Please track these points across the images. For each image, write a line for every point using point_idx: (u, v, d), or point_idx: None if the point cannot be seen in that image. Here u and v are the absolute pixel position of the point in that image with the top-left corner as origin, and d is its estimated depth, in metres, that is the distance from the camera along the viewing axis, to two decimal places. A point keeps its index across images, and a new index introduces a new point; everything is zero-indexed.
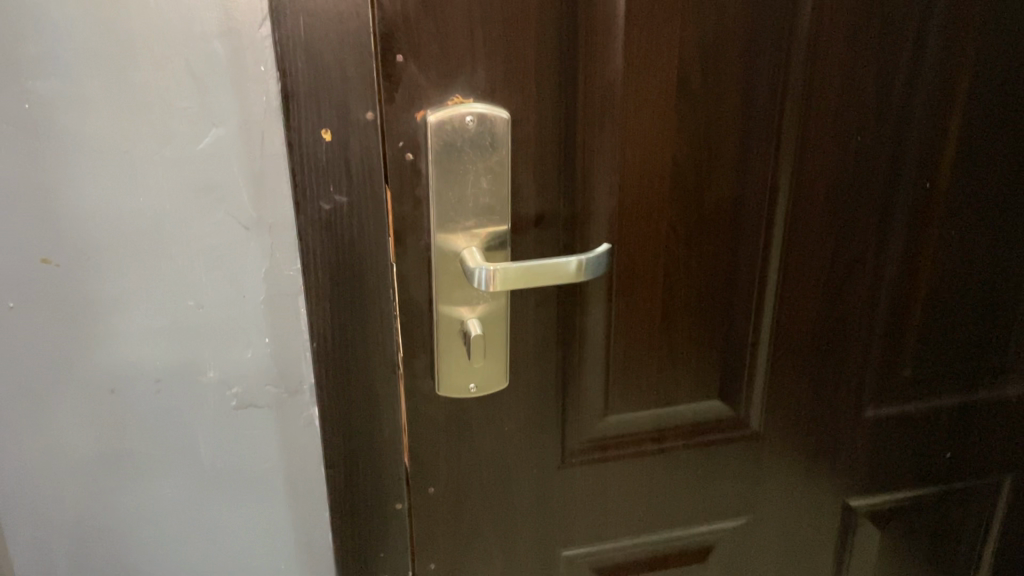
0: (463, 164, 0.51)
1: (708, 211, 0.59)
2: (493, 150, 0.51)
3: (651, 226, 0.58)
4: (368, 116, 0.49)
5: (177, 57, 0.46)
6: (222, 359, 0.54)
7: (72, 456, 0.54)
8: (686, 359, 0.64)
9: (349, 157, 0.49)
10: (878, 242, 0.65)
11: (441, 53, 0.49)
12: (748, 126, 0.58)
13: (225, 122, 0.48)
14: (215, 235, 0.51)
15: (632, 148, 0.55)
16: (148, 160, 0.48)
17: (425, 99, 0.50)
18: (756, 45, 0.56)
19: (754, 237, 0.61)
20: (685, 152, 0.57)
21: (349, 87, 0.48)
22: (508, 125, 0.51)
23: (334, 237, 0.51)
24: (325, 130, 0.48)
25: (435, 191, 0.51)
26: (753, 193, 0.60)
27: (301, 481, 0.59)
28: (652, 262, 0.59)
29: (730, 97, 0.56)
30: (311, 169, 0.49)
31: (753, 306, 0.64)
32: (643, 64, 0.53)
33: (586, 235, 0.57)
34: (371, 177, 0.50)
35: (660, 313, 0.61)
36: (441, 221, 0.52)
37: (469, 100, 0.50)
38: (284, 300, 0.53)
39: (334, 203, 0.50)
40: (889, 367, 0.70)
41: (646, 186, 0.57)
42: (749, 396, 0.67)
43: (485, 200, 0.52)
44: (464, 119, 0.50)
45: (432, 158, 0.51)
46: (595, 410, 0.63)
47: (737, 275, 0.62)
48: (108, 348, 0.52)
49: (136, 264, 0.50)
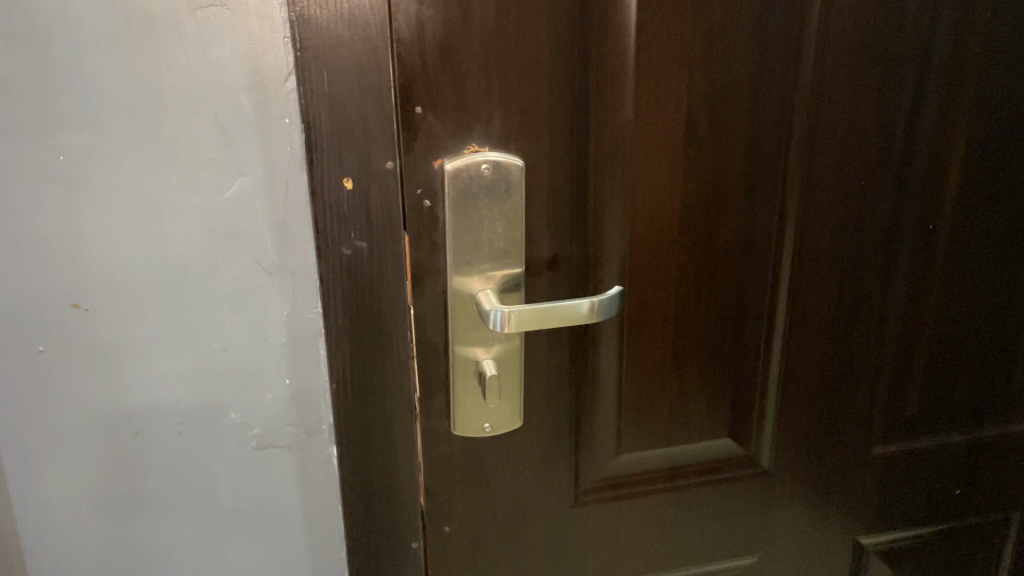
0: (478, 210, 0.53)
1: (716, 254, 0.61)
2: (508, 196, 0.53)
3: (661, 267, 0.60)
4: (388, 165, 0.51)
5: (206, 111, 0.48)
6: (244, 400, 0.55)
7: (94, 496, 0.55)
8: (696, 398, 0.65)
9: (370, 204, 0.51)
10: (883, 282, 0.66)
11: (458, 104, 0.51)
12: (754, 171, 0.60)
13: (250, 171, 0.50)
14: (239, 280, 0.52)
15: (641, 193, 0.57)
16: (176, 208, 0.50)
17: (442, 148, 0.52)
18: (761, 93, 0.58)
19: (762, 278, 0.63)
20: (694, 197, 0.59)
21: (370, 137, 0.50)
22: (522, 172, 0.53)
23: (354, 282, 0.52)
24: (346, 178, 0.50)
25: (451, 236, 0.53)
26: (760, 236, 0.62)
27: (318, 520, 0.59)
28: (662, 303, 0.61)
29: (737, 143, 0.58)
30: (333, 216, 0.51)
31: (762, 346, 0.65)
32: (651, 113, 0.55)
33: (598, 278, 0.58)
34: (390, 222, 0.52)
35: (672, 353, 0.63)
36: (458, 265, 0.54)
37: (485, 149, 0.52)
38: (305, 343, 0.55)
39: (355, 248, 0.52)
40: (897, 406, 0.71)
41: (655, 229, 0.59)
42: (760, 435, 0.68)
43: (500, 244, 0.54)
44: (480, 167, 0.52)
45: (449, 204, 0.52)
46: (607, 448, 0.64)
47: (747, 315, 0.64)
48: (132, 391, 0.53)
49: (163, 309, 0.52)
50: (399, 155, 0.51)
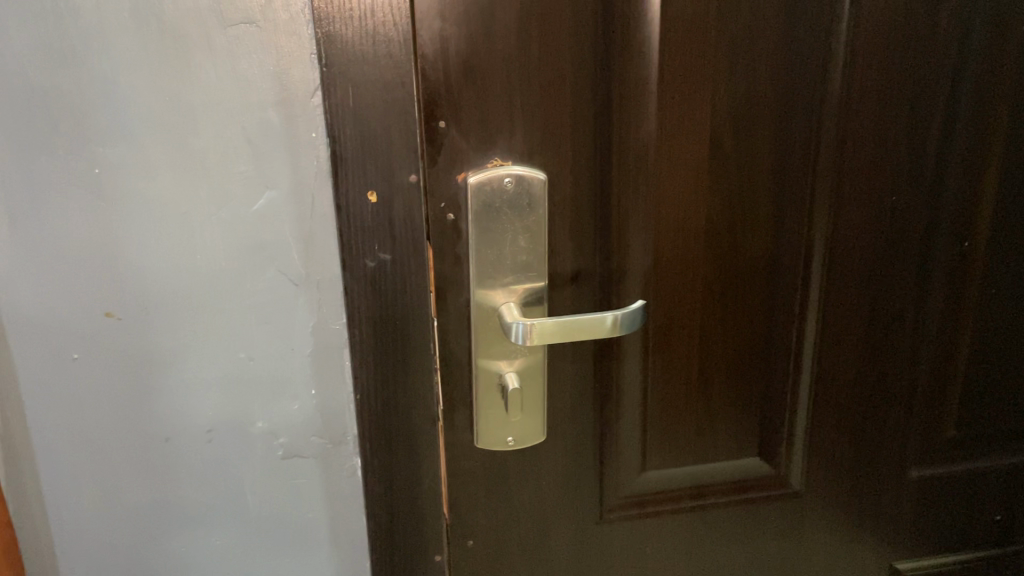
0: (501, 224, 0.54)
1: (742, 270, 0.60)
2: (531, 210, 0.54)
3: (687, 284, 0.60)
4: (411, 178, 0.51)
5: (236, 126, 0.50)
6: (271, 409, 0.56)
7: (123, 501, 0.57)
8: (724, 415, 0.64)
9: (393, 218, 0.52)
10: (916, 303, 0.65)
11: (481, 119, 0.52)
12: (781, 187, 0.59)
13: (278, 184, 0.51)
14: (266, 291, 0.53)
15: (665, 208, 0.57)
16: (207, 220, 0.51)
17: (466, 162, 0.53)
18: (789, 109, 0.57)
19: (790, 296, 0.62)
20: (719, 213, 0.59)
21: (394, 152, 0.50)
22: (544, 186, 0.54)
23: (378, 293, 0.53)
24: (371, 192, 0.51)
25: (473, 250, 0.54)
26: (788, 252, 0.61)
27: (343, 529, 0.60)
28: (688, 319, 0.61)
29: (763, 160, 0.58)
30: (357, 229, 0.51)
31: (791, 363, 0.64)
32: (676, 128, 0.56)
33: (622, 292, 0.58)
34: (414, 235, 0.53)
35: (697, 369, 0.62)
36: (481, 279, 0.55)
37: (508, 163, 0.53)
38: (331, 354, 0.55)
39: (378, 260, 0.52)
40: (933, 427, 0.69)
41: (680, 243, 0.58)
42: (790, 455, 0.67)
43: (522, 257, 0.55)
44: (503, 181, 0.53)
45: (472, 218, 0.53)
46: (633, 464, 0.63)
47: (775, 333, 0.63)
48: (162, 398, 0.55)
49: (193, 318, 0.53)
50: (422, 169, 0.52)
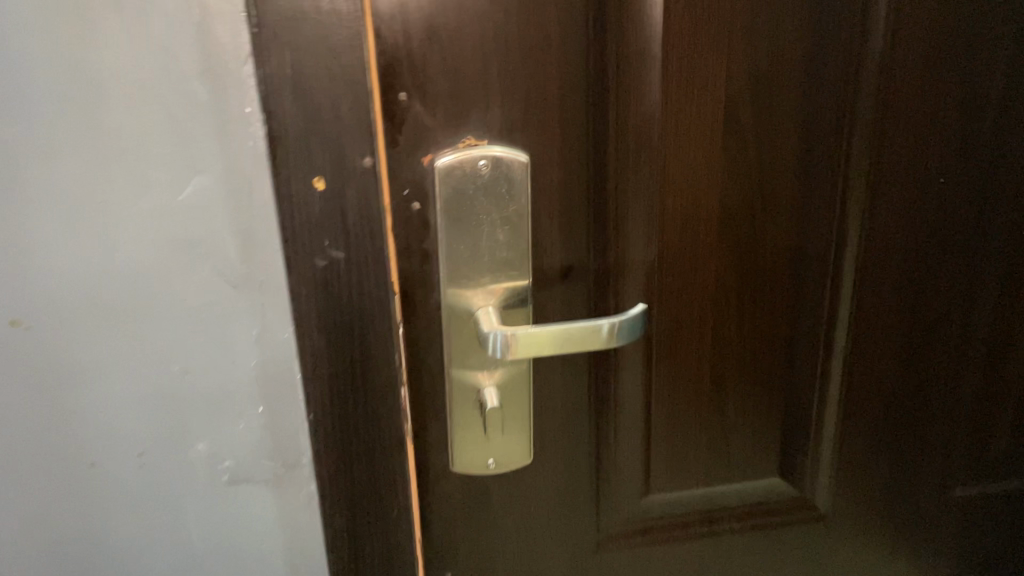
0: (476, 214, 0.45)
1: (762, 264, 0.52)
2: (511, 197, 0.46)
3: (697, 281, 0.51)
4: (365, 161, 0.43)
5: (154, 98, 0.41)
6: (213, 430, 0.48)
7: (47, 531, 0.50)
8: (740, 430, 0.56)
9: (346, 209, 0.43)
10: (964, 302, 0.56)
11: (450, 89, 0.43)
12: (809, 168, 0.50)
13: (208, 169, 0.43)
14: (200, 294, 0.45)
15: (670, 191, 0.49)
16: (125, 212, 0.43)
17: (433, 141, 0.44)
18: (820, 76, 0.48)
19: (819, 295, 0.54)
20: (735, 198, 0.50)
21: (344, 129, 0.42)
22: (526, 168, 0.46)
23: (332, 297, 0.45)
24: (317, 177, 0.42)
25: (442, 244, 0.46)
26: (816, 244, 0.52)
27: (302, 563, 0.52)
28: (697, 321, 0.52)
29: (789, 137, 0.49)
30: (303, 222, 0.43)
31: (818, 370, 0.56)
32: (683, 99, 0.47)
33: (621, 292, 0.50)
34: (371, 229, 0.44)
35: (709, 378, 0.54)
36: (453, 277, 0.47)
37: (484, 142, 0.45)
38: (278, 364, 0.47)
39: (329, 259, 0.44)
40: (979, 440, 0.61)
41: (688, 235, 0.50)
42: (816, 474, 0.59)
43: (502, 253, 0.47)
44: (477, 163, 0.45)
45: (441, 207, 0.45)
46: (634, 485, 0.55)
47: (800, 337, 0.55)
48: (85, 419, 0.47)
49: (115, 326, 0.45)
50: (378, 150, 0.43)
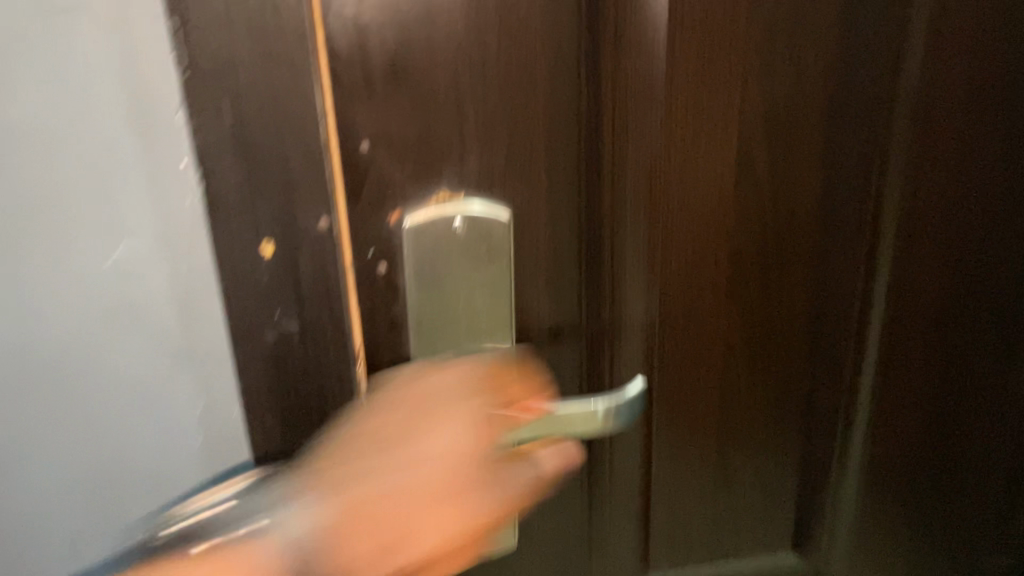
0: (450, 280, 0.39)
1: (774, 323, 0.47)
2: (490, 261, 0.39)
3: (702, 338, 0.46)
4: (322, 224, 0.37)
5: (69, 144, 0.35)
6: (151, 503, 0.44)
7: None
8: (748, 501, 0.51)
9: (299, 277, 0.37)
10: (1000, 363, 0.51)
11: (420, 138, 0.37)
12: (830, 217, 0.45)
13: (138, 229, 0.37)
14: (140, 365, 0.40)
15: (674, 243, 0.43)
16: (44, 268, 0.38)
17: (400, 194, 0.38)
18: (846, 116, 0.43)
19: (837, 350, 0.48)
20: (747, 252, 0.45)
21: (294, 188, 0.36)
22: (509, 226, 0.40)
23: (284, 371, 0.39)
24: (265, 242, 0.37)
25: (413, 309, 0.40)
26: (836, 300, 0.47)
27: None
28: (703, 385, 0.47)
29: (808, 185, 0.44)
30: (251, 292, 0.38)
31: (836, 435, 0.51)
32: (689, 141, 0.42)
33: (619, 361, 0.44)
34: (330, 298, 0.38)
35: (715, 444, 0.49)
36: (425, 348, 0.41)
37: (460, 197, 0.39)
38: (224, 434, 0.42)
39: (281, 332, 0.38)
40: (1011, 506, 0.56)
41: (693, 292, 0.45)
42: (833, 548, 0.53)
43: (480, 321, 0.41)
44: (451, 222, 0.38)
45: (410, 271, 0.39)
46: (631, 568, 0.50)
47: (816, 400, 0.50)
48: (13, 494, 0.42)
49: (38, 391, 0.40)
50: (337, 209, 0.37)
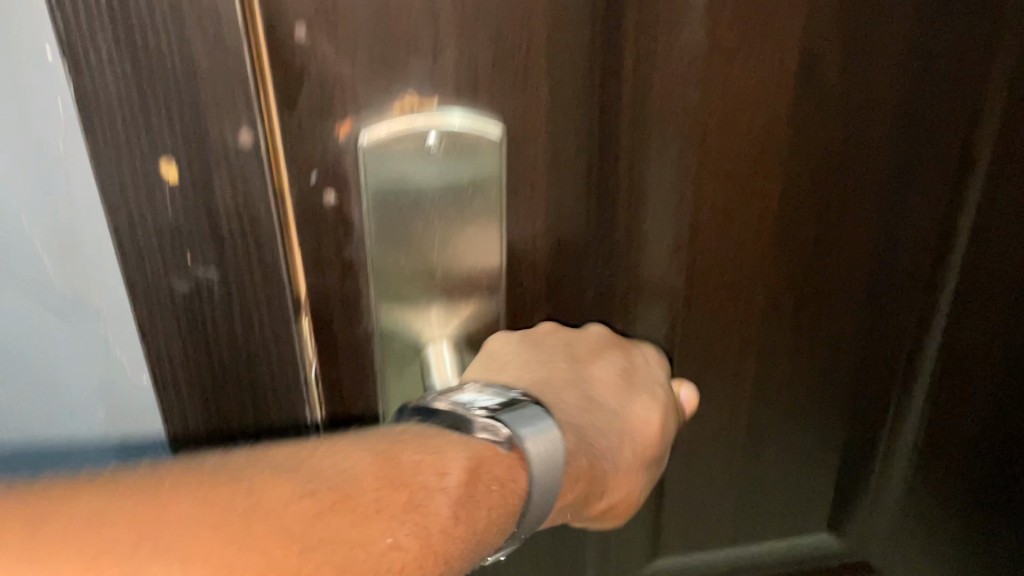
0: (420, 215, 0.30)
1: (836, 282, 0.37)
2: (474, 190, 0.30)
3: (737, 301, 0.36)
4: (244, 137, 0.26)
5: None
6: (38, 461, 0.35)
7: None
8: (785, 485, 0.42)
9: (216, 210, 0.27)
10: None
11: (377, 22, 0.27)
12: (928, 153, 0.35)
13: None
14: (14, 311, 0.31)
15: (711, 180, 0.33)
16: None
17: (351, 100, 0.28)
18: (971, 20, 0.33)
19: (899, 323, 0.39)
20: (805, 194, 0.35)
21: (200, 88, 0.25)
22: (501, 143, 0.30)
23: (204, 333, 0.30)
24: (165, 161, 0.26)
25: (373, 255, 0.30)
26: (921, 261, 0.38)
27: None
28: (736, 354, 0.38)
29: (896, 109, 0.34)
30: (151, 230, 0.28)
31: (901, 417, 0.43)
32: (741, 45, 0.31)
33: (633, 309, 0.35)
34: (258, 240, 0.28)
35: (746, 424, 0.40)
36: (387, 304, 0.32)
37: (434, 104, 0.29)
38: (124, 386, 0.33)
39: (196, 280, 0.29)
40: None
41: (733, 242, 0.35)
42: (885, 536, 0.46)
43: (460, 268, 0.31)
44: (424, 139, 0.29)
45: (366, 206, 0.29)
46: (641, 546, 0.42)
47: (881, 374, 0.41)
48: None
49: None
50: (276, 124, 0.28)
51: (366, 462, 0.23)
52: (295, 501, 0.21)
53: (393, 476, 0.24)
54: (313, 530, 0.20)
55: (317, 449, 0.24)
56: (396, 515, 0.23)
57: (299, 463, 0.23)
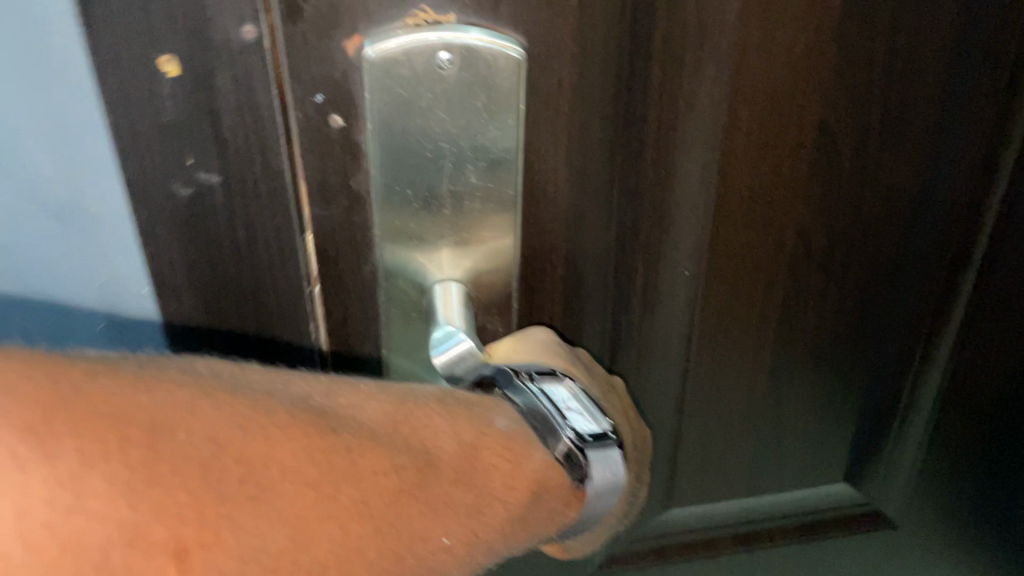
0: (430, 144, 0.27)
1: (869, 221, 0.35)
2: (490, 119, 0.27)
3: (767, 237, 0.34)
4: (247, 30, 0.24)
5: None
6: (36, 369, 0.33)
7: None
8: (804, 433, 0.41)
9: (219, 108, 0.25)
10: None
11: None
12: (973, 83, 0.33)
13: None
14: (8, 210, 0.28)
15: (746, 110, 0.31)
16: None
17: (361, 12, 0.25)
18: None
19: (928, 265, 0.38)
20: (843, 126, 0.32)
21: None
22: (522, 66, 0.27)
23: (207, 243, 0.28)
24: (164, 55, 0.24)
25: (381, 186, 0.28)
26: (956, 200, 0.36)
27: None
28: (762, 298, 0.36)
29: (944, 33, 0.31)
30: (149, 129, 0.25)
31: (925, 364, 0.41)
32: None
33: (657, 249, 0.33)
34: (263, 145, 0.26)
35: (768, 371, 0.38)
36: (394, 240, 0.29)
37: (451, 20, 0.26)
38: (128, 297, 0.30)
39: (197, 188, 0.27)
40: None
41: (764, 178, 0.33)
42: (901, 484, 0.45)
43: (473, 206, 0.29)
44: (436, 57, 0.26)
45: (373, 131, 0.27)
46: (654, 495, 0.41)
47: (907, 318, 0.39)
48: None
49: None
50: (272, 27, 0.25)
51: (447, 451, 0.24)
52: (380, 476, 0.21)
53: (464, 476, 0.23)
54: (390, 509, 0.21)
55: (405, 422, 0.24)
56: (460, 516, 0.23)
57: (393, 433, 0.23)
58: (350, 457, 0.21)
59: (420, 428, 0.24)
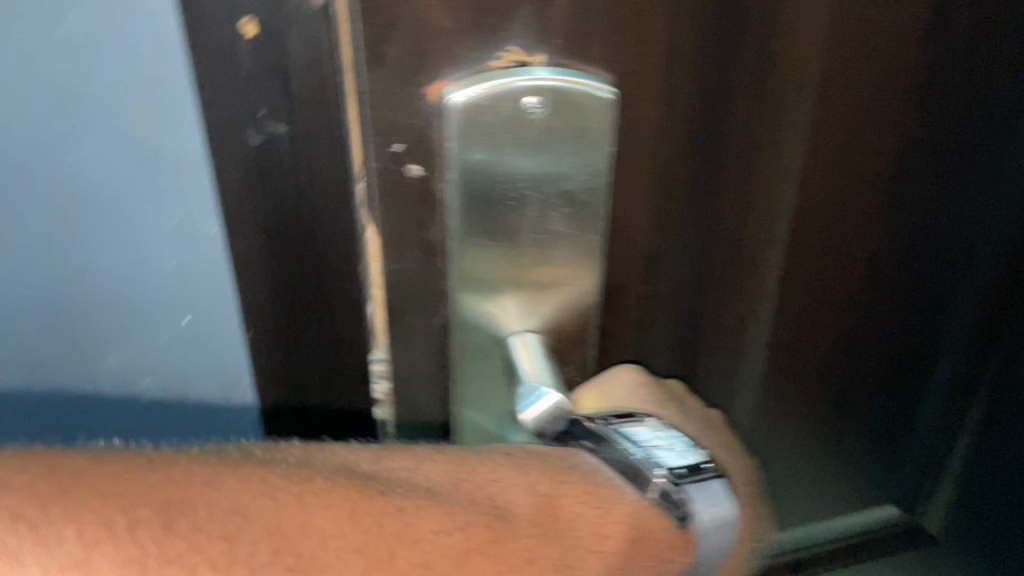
0: (512, 192, 0.26)
1: (928, 240, 0.35)
2: (575, 161, 0.26)
3: (835, 262, 0.34)
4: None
5: None
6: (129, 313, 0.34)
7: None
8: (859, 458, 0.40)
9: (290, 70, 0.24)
10: None
11: None
12: None
13: None
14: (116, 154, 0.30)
15: (823, 135, 0.30)
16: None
17: (446, 59, 0.23)
18: None
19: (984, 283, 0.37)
20: (911, 147, 0.32)
21: None
22: (611, 107, 0.25)
23: (269, 202, 0.27)
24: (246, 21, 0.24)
25: (460, 237, 0.26)
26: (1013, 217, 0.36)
27: None
28: (826, 323, 0.35)
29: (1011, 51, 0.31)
30: (222, 84, 0.25)
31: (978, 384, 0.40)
32: None
33: (728, 285, 0.32)
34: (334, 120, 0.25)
35: (828, 395, 0.37)
36: (468, 294, 0.27)
37: (539, 61, 0.24)
38: (215, 250, 0.32)
39: (263, 141, 0.26)
40: None
41: (837, 204, 0.32)
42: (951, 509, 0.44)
43: (552, 252, 0.27)
44: (522, 101, 0.24)
45: (453, 180, 0.25)
46: None
47: (961, 336, 0.39)
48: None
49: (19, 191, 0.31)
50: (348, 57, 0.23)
51: (522, 505, 0.25)
52: (434, 537, 0.22)
53: (546, 528, 0.24)
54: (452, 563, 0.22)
55: (471, 479, 0.25)
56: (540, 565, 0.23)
57: (452, 491, 0.24)
58: (405, 519, 0.22)
59: (488, 484, 0.25)
